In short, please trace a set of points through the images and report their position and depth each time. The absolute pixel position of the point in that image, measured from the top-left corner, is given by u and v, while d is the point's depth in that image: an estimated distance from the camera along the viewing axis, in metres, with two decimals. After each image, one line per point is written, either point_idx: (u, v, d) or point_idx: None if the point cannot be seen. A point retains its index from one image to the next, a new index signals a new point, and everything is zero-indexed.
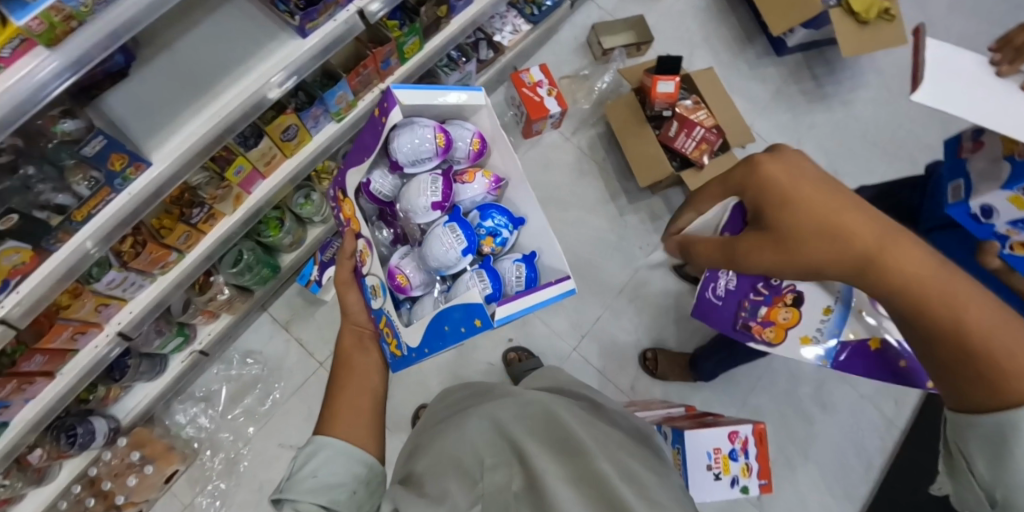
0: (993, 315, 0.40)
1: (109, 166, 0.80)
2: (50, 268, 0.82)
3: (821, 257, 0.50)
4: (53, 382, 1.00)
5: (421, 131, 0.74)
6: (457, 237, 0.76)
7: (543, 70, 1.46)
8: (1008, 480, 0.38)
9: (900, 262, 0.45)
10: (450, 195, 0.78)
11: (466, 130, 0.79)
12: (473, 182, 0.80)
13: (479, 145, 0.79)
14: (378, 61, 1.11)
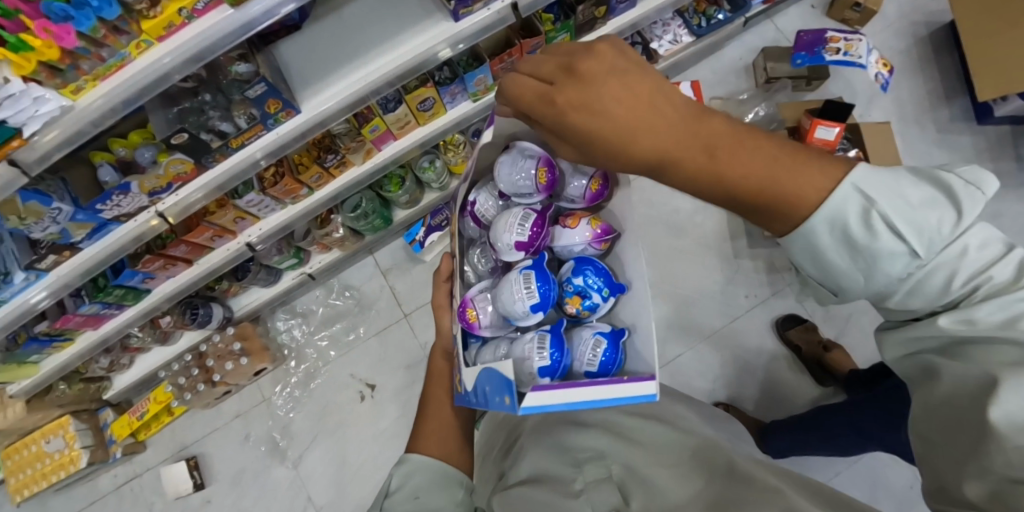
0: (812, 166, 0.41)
1: (266, 107, 0.94)
2: (208, 178, 1.01)
3: (663, 135, 0.43)
4: (190, 268, 1.22)
5: (526, 162, 0.70)
6: (530, 288, 0.68)
7: (694, 86, 1.38)
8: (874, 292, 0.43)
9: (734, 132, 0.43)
10: (538, 236, 0.71)
11: (586, 171, 0.70)
12: (574, 229, 0.71)
13: (600, 186, 0.70)
14: (523, 51, 1.13)
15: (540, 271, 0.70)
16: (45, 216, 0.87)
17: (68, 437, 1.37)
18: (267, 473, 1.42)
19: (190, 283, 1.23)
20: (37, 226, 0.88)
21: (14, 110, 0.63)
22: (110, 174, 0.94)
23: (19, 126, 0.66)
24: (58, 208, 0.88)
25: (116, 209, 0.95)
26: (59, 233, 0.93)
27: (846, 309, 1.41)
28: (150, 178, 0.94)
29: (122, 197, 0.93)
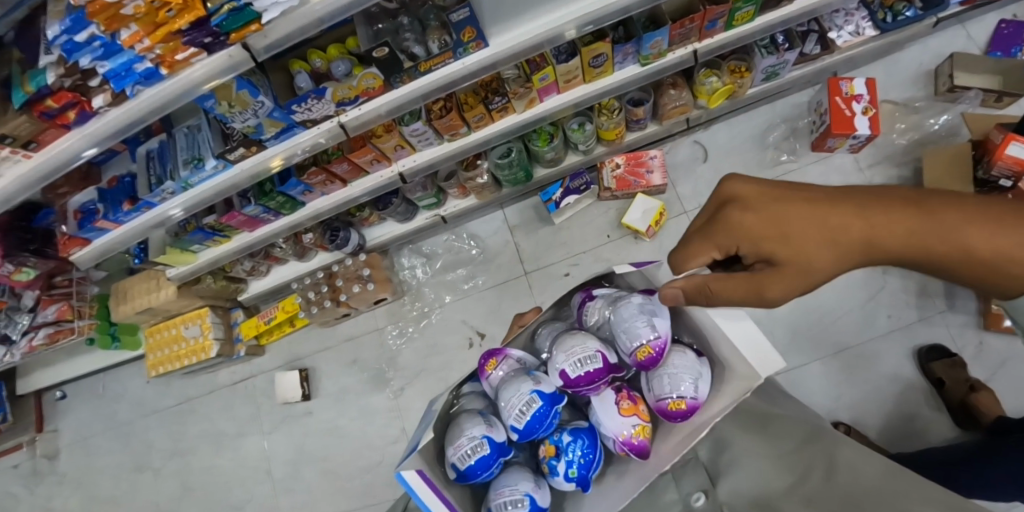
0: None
1: (461, 35, 0.96)
2: (388, 100, 1.04)
3: (874, 236, 0.53)
4: (344, 189, 1.29)
5: (646, 325, 0.56)
6: (521, 413, 0.57)
7: (868, 84, 1.27)
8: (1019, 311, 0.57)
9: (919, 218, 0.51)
10: (585, 384, 0.58)
11: (689, 385, 0.54)
12: (621, 416, 0.57)
13: (681, 411, 0.54)
14: (706, 18, 1.08)
15: (550, 399, 0.58)
16: (251, 108, 0.94)
17: (204, 326, 1.50)
18: (368, 398, 1.49)
19: (342, 202, 1.30)
20: (241, 116, 0.96)
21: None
22: (306, 82, 1.01)
23: (260, 11, 0.70)
24: (262, 101, 0.95)
25: (307, 113, 1.02)
26: (254, 127, 1.00)
27: (1006, 351, 1.26)
28: (343, 87, 0.99)
29: (316, 102, 0.99)
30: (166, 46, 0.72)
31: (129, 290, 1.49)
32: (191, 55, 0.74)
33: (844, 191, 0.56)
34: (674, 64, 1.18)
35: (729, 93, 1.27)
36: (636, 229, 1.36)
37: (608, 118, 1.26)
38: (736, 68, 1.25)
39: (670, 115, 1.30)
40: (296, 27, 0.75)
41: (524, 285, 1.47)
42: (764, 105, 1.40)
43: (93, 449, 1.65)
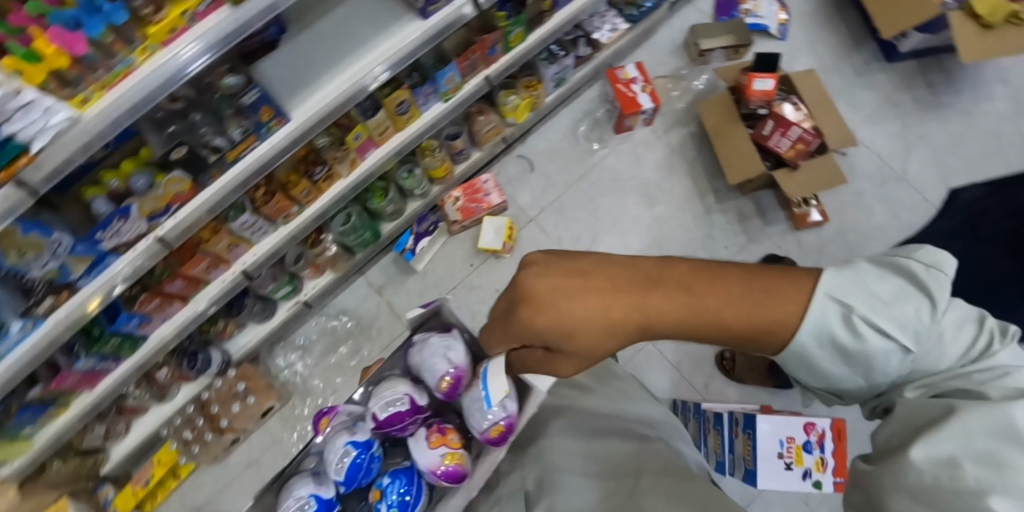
0: (789, 290, 0.43)
1: (259, 116, 0.97)
2: (202, 199, 1.01)
3: (647, 321, 0.44)
4: (185, 309, 1.21)
5: (449, 358, 0.68)
6: (340, 464, 0.66)
7: (638, 67, 1.49)
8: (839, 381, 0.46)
9: (697, 280, 0.44)
10: (399, 426, 0.68)
11: (503, 412, 0.63)
12: (430, 450, 0.66)
13: (501, 434, 0.64)
14: (485, 47, 1.19)
15: (365, 446, 0.68)
16: (47, 248, 0.85)
17: None
18: None
19: (190, 322, 1.21)
20: (36, 262, 0.86)
21: (25, 121, 0.63)
22: (105, 207, 0.92)
23: (27, 141, 0.66)
24: (59, 238, 0.86)
25: (116, 238, 0.94)
26: (58, 270, 0.90)
27: (816, 243, 1.51)
28: (149, 199, 0.94)
29: (122, 223, 0.92)
30: None
31: None
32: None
33: (617, 266, 0.47)
34: (471, 93, 1.28)
35: (530, 105, 1.41)
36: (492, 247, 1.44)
37: (432, 157, 1.33)
38: (529, 82, 1.40)
39: (482, 138, 1.40)
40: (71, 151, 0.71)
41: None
42: (566, 106, 1.57)
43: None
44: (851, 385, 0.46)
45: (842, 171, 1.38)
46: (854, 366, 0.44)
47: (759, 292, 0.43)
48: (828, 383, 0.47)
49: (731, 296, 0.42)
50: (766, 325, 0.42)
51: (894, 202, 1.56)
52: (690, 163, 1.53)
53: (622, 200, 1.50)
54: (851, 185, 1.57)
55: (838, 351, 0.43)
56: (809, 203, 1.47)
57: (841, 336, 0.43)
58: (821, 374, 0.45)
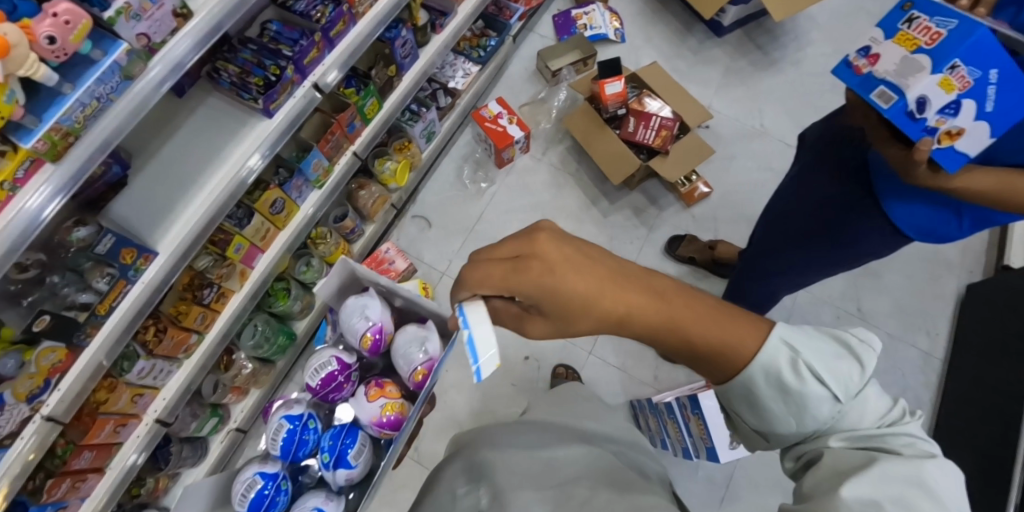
0: (750, 332, 0.46)
1: (121, 260, 0.91)
2: (85, 362, 0.93)
3: (624, 312, 0.47)
4: (102, 481, 1.11)
5: (360, 321, 1.01)
6: (277, 438, 1.04)
7: (500, 102, 1.57)
8: (769, 421, 0.46)
9: (675, 311, 0.46)
10: (323, 384, 1.04)
11: (421, 354, 1.01)
12: (371, 404, 1.03)
13: (421, 377, 1.02)
14: (343, 125, 1.21)
15: (296, 419, 1.05)
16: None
17: None
18: None
19: (113, 492, 1.11)
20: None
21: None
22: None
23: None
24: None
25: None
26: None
27: (708, 212, 1.62)
28: (24, 380, 0.84)
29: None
30: None
31: None
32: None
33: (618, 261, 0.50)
34: (344, 172, 1.30)
35: (408, 165, 1.45)
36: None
37: (324, 244, 1.34)
38: (403, 145, 1.44)
39: (368, 211, 1.42)
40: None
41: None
42: (449, 156, 1.63)
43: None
44: (780, 426, 0.46)
45: (709, 143, 1.49)
46: (781, 412, 0.45)
47: (729, 326, 0.46)
48: (760, 420, 0.47)
49: (698, 315, 0.46)
50: (716, 352, 0.46)
51: (760, 155, 1.71)
52: (576, 175, 1.62)
53: (527, 228, 1.56)
54: (720, 151, 1.71)
55: (779, 392, 0.44)
56: (691, 179, 1.58)
57: (787, 379, 0.44)
58: (749, 408, 0.47)
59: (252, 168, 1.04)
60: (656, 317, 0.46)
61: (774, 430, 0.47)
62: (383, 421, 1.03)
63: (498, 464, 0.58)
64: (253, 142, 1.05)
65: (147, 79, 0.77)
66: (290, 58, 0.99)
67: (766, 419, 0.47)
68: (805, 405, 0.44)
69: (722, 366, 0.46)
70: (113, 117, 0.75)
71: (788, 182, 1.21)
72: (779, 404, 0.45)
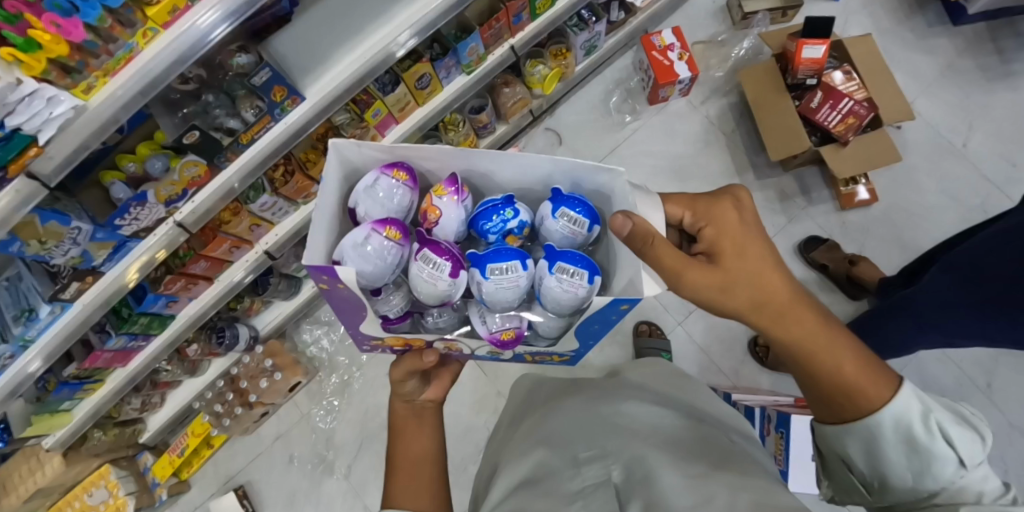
0: (881, 384, 0.49)
1: (272, 97, 0.92)
2: (219, 184, 0.98)
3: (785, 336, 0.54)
4: (210, 289, 1.21)
5: (367, 241, 0.65)
6: (441, 268, 0.66)
7: (676, 33, 1.39)
8: (885, 470, 0.46)
9: (814, 343, 0.52)
10: (435, 247, 0.67)
11: (386, 188, 0.69)
12: (440, 206, 0.70)
13: (405, 175, 0.70)
14: (510, 14, 1.12)
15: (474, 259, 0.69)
16: (65, 237, 0.82)
17: (111, 486, 1.35)
18: (319, 489, 1.45)
19: (216, 302, 1.22)
20: (58, 250, 0.84)
21: (26, 115, 0.63)
22: (124, 192, 0.90)
23: (34, 133, 0.65)
24: (78, 227, 0.83)
25: (135, 222, 0.91)
26: (80, 257, 0.89)
27: (862, 224, 1.41)
28: (167, 184, 0.90)
29: (139, 208, 0.88)
30: None
31: (5, 480, 1.30)
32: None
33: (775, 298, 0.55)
34: (494, 64, 1.21)
35: (559, 75, 1.33)
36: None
37: (455, 132, 1.27)
38: (560, 53, 1.32)
39: (507, 112, 1.33)
40: (70, 149, 0.70)
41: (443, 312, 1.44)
42: (599, 78, 1.49)
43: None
44: (898, 481, 0.45)
45: (897, 151, 1.25)
46: (904, 464, 0.44)
47: (868, 378, 0.49)
48: (876, 471, 0.46)
49: (826, 345, 0.52)
50: (847, 383, 0.50)
51: (950, 179, 1.43)
52: (729, 136, 1.44)
53: (656, 179, 1.44)
54: (903, 160, 1.45)
55: (905, 444, 0.45)
56: (856, 182, 1.38)
57: (916, 432, 0.45)
58: (860, 452, 0.49)
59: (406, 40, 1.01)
60: (823, 352, 0.52)
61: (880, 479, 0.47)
62: (453, 186, 0.70)
63: (639, 443, 0.47)
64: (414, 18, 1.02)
65: None
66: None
67: (877, 469, 0.47)
68: (930, 464, 0.42)
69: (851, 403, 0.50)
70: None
71: (990, 226, 1.01)
72: (898, 461, 0.45)
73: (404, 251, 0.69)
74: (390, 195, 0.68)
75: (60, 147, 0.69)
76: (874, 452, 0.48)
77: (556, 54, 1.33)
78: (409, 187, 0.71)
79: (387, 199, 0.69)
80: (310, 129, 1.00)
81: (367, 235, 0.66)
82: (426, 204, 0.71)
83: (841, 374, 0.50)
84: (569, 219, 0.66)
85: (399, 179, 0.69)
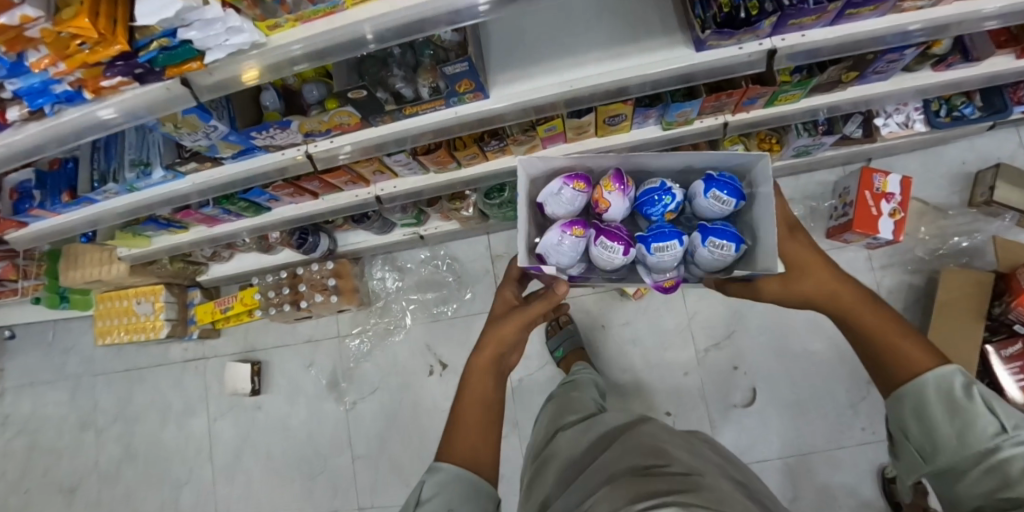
0: (934, 360, 0.53)
1: (455, 86, 0.78)
2: (364, 138, 0.87)
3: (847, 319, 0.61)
4: (313, 202, 1.19)
5: (558, 240, 0.73)
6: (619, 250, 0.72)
7: (903, 183, 1.21)
8: (934, 433, 0.48)
9: (861, 304, 0.61)
10: (619, 237, 0.73)
11: (564, 199, 0.76)
12: (613, 196, 0.75)
13: (582, 183, 0.76)
14: (746, 96, 0.94)
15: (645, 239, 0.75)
16: (200, 130, 0.78)
17: (157, 306, 1.50)
18: (320, 404, 1.51)
19: (310, 214, 1.19)
20: (188, 137, 0.80)
21: (204, 34, 0.54)
22: (272, 102, 0.84)
23: (202, 49, 0.57)
24: (214, 125, 0.78)
25: (270, 139, 0.84)
26: (206, 147, 0.83)
27: None
28: (314, 121, 0.81)
29: (278, 131, 0.81)
30: (87, 72, 0.59)
31: (80, 256, 1.43)
32: (119, 83, 0.61)
33: (841, 302, 0.62)
34: (696, 133, 1.06)
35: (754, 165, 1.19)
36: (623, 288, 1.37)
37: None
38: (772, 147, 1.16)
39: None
40: (240, 73, 0.62)
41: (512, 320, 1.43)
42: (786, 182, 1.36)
43: (78, 392, 1.72)
44: (941, 437, 0.48)
45: None
46: (949, 430, 0.47)
47: (900, 338, 0.56)
48: (924, 434, 0.50)
49: (887, 328, 0.58)
50: (895, 355, 0.55)
51: None
52: None
53: (784, 315, 1.33)
54: None
55: (950, 404, 0.49)
56: None
57: (960, 395, 0.48)
58: (932, 431, 0.49)
59: (620, 85, 0.79)
60: (873, 328, 0.59)
61: (945, 455, 0.47)
62: (619, 179, 0.76)
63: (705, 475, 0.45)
64: (642, 62, 0.79)
65: None
66: (777, 10, 0.70)
67: (935, 440, 0.48)
68: (971, 421, 0.46)
69: (892, 377, 0.54)
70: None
71: None
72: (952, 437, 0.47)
73: (585, 241, 0.75)
74: (572, 201, 0.76)
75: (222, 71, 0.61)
76: (917, 413, 0.51)
77: (764, 143, 1.16)
78: (584, 192, 0.76)
79: (567, 206, 0.76)
80: (483, 130, 0.86)
81: (559, 236, 0.73)
82: (597, 194, 0.77)
83: (886, 342, 0.57)
84: (720, 201, 0.73)
85: (575, 185, 0.75)
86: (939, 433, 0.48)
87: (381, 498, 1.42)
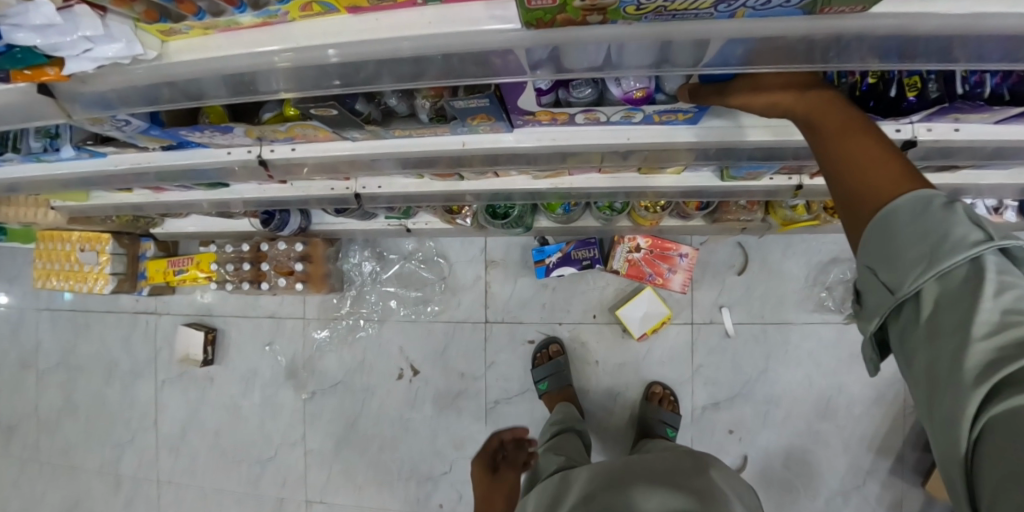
0: (904, 171, 0.35)
1: (467, 119, 0.56)
2: (338, 153, 0.65)
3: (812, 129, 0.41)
4: (281, 186, 0.99)
5: None
6: None
7: None
8: (899, 260, 0.33)
9: (844, 116, 0.40)
10: None
11: None
12: None
13: None
14: None
15: None
16: (105, 122, 0.57)
17: (102, 255, 1.28)
18: (276, 388, 1.39)
19: (275, 200, 1.00)
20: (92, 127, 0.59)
21: (46, 41, 0.34)
22: None
23: (53, 56, 0.37)
24: (125, 119, 0.56)
25: (205, 138, 0.62)
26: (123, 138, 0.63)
27: None
28: (266, 128, 0.59)
29: (218, 135, 0.60)
30: None
31: None
32: None
33: (822, 116, 0.41)
34: (765, 187, 0.95)
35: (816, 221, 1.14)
36: (628, 329, 1.26)
37: (650, 213, 1.07)
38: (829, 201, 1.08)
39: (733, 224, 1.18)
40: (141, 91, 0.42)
41: (501, 339, 1.33)
42: (836, 239, 1.30)
43: (19, 329, 1.56)
44: (908, 261, 0.33)
45: None
46: (920, 248, 0.32)
47: (871, 156, 0.37)
48: (884, 264, 0.34)
49: (865, 138, 0.38)
50: (868, 198, 0.36)
51: None
52: None
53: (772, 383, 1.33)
54: None
55: (925, 219, 0.33)
56: None
57: (940, 205, 0.33)
58: (900, 268, 0.33)
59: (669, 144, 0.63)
60: (832, 139, 0.39)
61: (907, 287, 0.33)
62: None
63: None
64: (699, 125, 0.63)
65: (826, 23, 0.34)
66: (938, 103, 0.57)
67: (898, 268, 0.33)
68: (959, 258, 0.31)
69: (853, 214, 0.37)
70: (689, 31, 0.34)
71: None
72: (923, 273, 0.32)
73: None
74: None
75: (102, 79, 0.41)
76: (877, 227, 0.34)
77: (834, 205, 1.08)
78: None
79: None
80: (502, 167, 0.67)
81: None
82: None
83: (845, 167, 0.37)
84: None
85: None
86: (905, 258, 0.33)
87: (331, 496, 1.37)
